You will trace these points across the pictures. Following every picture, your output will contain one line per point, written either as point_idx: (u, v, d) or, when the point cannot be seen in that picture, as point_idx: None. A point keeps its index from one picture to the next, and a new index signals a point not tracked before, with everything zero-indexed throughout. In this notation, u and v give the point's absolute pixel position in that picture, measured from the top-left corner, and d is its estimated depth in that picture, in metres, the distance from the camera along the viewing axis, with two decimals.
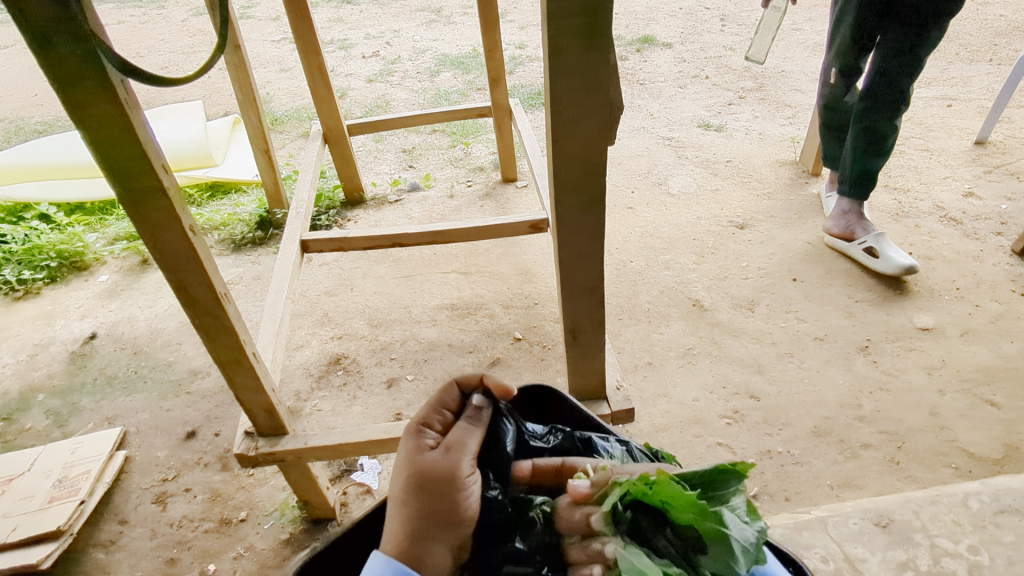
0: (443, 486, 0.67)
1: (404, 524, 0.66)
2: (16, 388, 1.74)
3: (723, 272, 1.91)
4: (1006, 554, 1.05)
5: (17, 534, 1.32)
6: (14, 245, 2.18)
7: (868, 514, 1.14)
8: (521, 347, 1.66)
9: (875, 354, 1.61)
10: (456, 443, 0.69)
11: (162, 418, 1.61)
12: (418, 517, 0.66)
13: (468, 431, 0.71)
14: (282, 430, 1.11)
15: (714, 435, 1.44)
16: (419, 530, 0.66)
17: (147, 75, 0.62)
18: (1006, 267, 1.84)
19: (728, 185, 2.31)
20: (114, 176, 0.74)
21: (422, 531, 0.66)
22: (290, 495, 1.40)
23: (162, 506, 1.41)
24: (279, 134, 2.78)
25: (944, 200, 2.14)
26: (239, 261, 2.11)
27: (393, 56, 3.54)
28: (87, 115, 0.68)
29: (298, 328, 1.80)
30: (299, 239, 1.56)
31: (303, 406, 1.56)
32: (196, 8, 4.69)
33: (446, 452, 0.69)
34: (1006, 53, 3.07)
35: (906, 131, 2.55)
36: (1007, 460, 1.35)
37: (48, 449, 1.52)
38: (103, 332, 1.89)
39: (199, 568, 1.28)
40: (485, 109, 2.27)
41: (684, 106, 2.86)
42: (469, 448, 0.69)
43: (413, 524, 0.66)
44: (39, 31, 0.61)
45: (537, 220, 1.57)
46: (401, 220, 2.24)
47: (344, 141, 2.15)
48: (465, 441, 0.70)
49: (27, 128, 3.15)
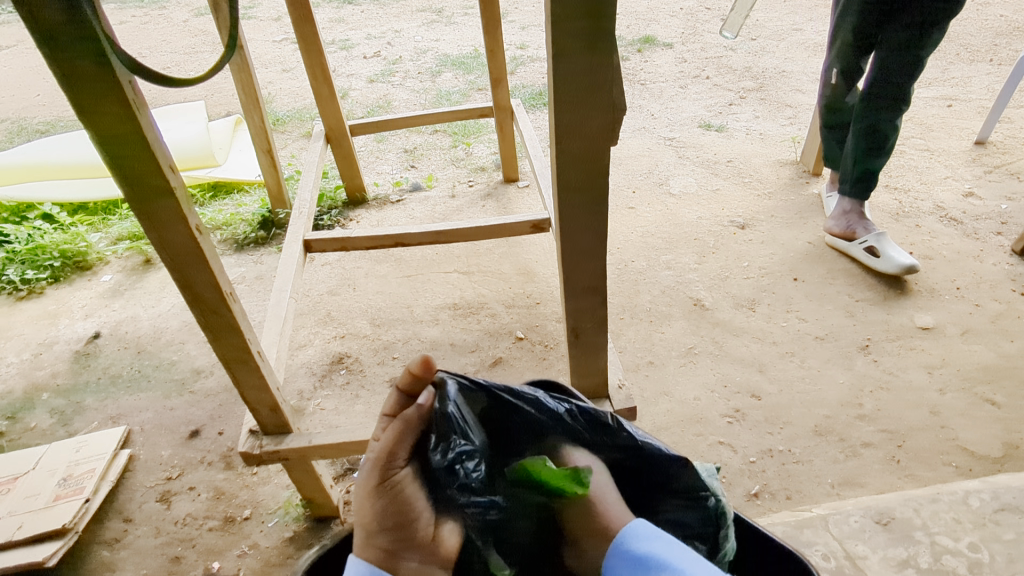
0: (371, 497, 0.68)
1: (365, 537, 0.70)
2: (20, 387, 1.75)
3: (724, 272, 1.91)
4: (1007, 552, 1.06)
5: (22, 532, 1.33)
6: (18, 245, 2.18)
7: (869, 512, 1.15)
8: (523, 347, 1.67)
9: (876, 353, 1.62)
10: (387, 453, 0.68)
11: (166, 417, 1.62)
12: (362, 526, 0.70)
13: (402, 440, 0.69)
14: (286, 429, 1.12)
15: (716, 433, 1.45)
16: (376, 541, 0.69)
17: (154, 74, 0.63)
18: (1006, 267, 1.85)
19: (729, 185, 2.31)
20: (121, 175, 0.74)
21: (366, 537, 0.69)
22: (294, 493, 1.41)
23: (167, 504, 1.41)
24: (280, 134, 2.79)
25: (945, 200, 2.14)
26: (242, 261, 2.11)
27: (394, 56, 3.55)
28: (95, 115, 0.69)
29: (301, 328, 1.81)
30: (302, 239, 1.56)
31: (307, 405, 1.57)
32: (197, 7, 4.69)
33: (380, 464, 0.68)
34: (1006, 53, 3.08)
35: (906, 131, 2.55)
36: (1007, 458, 1.36)
37: (52, 448, 1.52)
38: (106, 332, 1.89)
39: (203, 566, 1.28)
40: (487, 109, 2.28)
41: (685, 106, 2.87)
42: (390, 457, 0.68)
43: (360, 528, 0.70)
44: (48, 31, 0.62)
45: (539, 220, 1.58)
46: (402, 220, 2.25)
47: (346, 141, 2.16)
48: (400, 451, 0.69)
49: (29, 128, 3.16)
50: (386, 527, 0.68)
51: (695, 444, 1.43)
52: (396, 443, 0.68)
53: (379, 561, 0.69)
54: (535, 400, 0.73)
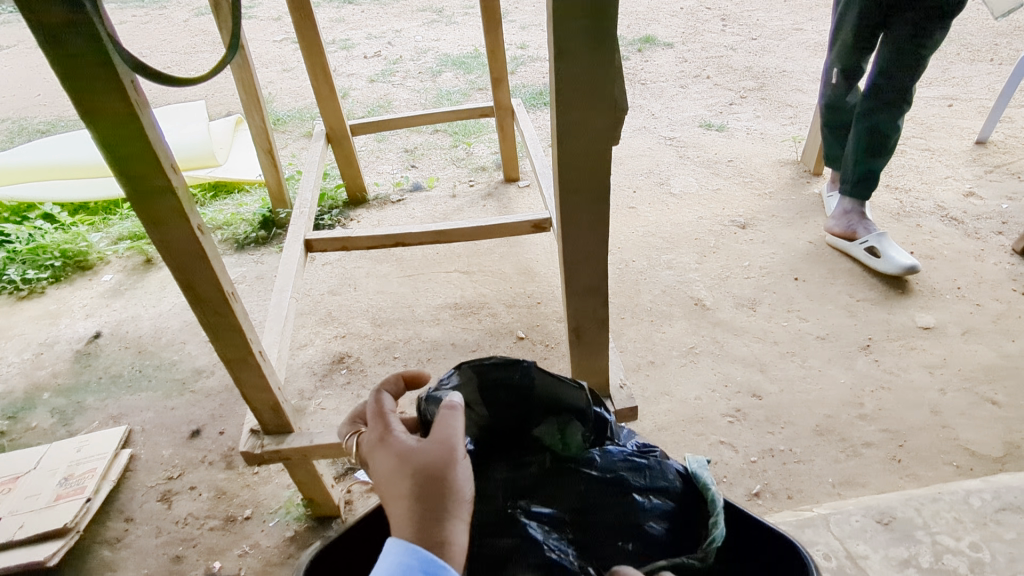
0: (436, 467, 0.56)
1: (408, 525, 0.54)
2: (21, 387, 1.75)
3: (724, 272, 1.91)
4: (1008, 551, 1.06)
5: (23, 531, 1.33)
6: (19, 245, 2.18)
7: (870, 511, 1.15)
8: (524, 347, 1.67)
9: (876, 353, 1.62)
10: (445, 429, 0.59)
11: (167, 416, 1.62)
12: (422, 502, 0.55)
13: (454, 414, 0.60)
14: (287, 428, 1.12)
15: (717, 433, 1.45)
16: (426, 520, 0.54)
17: (159, 75, 0.63)
18: (1006, 267, 1.84)
19: (730, 185, 2.31)
20: (123, 175, 0.74)
21: (432, 511, 0.54)
22: (295, 493, 1.41)
23: (168, 504, 1.41)
24: (281, 134, 2.79)
25: (945, 200, 2.14)
26: (242, 261, 2.11)
27: (394, 56, 3.55)
28: (97, 113, 0.69)
29: (301, 327, 1.81)
30: (304, 239, 1.56)
31: (308, 404, 1.57)
32: (197, 7, 4.69)
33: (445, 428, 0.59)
34: (1006, 53, 3.07)
35: (906, 131, 2.55)
36: (1008, 458, 1.36)
37: (54, 447, 1.52)
38: (107, 331, 1.89)
39: (204, 566, 1.28)
40: (487, 108, 2.28)
41: (685, 106, 2.87)
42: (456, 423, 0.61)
43: (423, 506, 0.55)
44: (52, 31, 0.62)
45: (540, 220, 1.57)
46: (403, 219, 2.25)
47: (346, 140, 2.15)
48: (455, 428, 0.59)
49: (30, 128, 3.16)
50: (441, 505, 0.55)
51: (696, 443, 1.43)
52: (452, 419, 0.59)
53: (431, 546, 0.53)
54: (524, 379, 0.74)
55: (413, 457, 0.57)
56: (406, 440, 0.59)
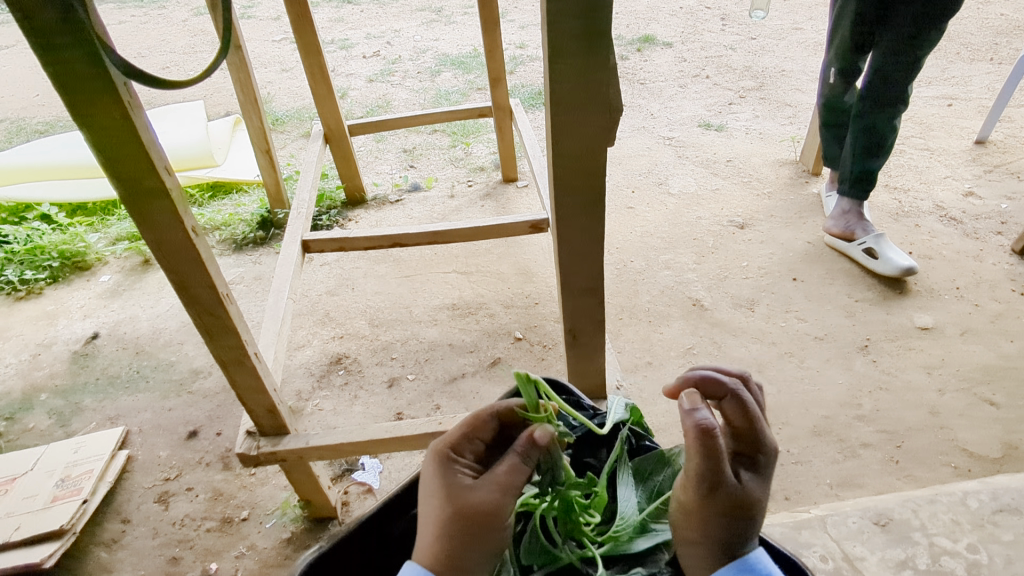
0: (476, 523, 0.63)
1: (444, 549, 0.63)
2: (18, 388, 1.75)
3: (723, 272, 1.91)
4: (1005, 553, 1.06)
5: (19, 533, 1.32)
6: (16, 245, 2.18)
7: (867, 513, 1.14)
8: (522, 347, 1.67)
9: (874, 353, 1.61)
10: (511, 479, 0.65)
11: (164, 417, 1.62)
12: (462, 542, 0.63)
13: (520, 465, 0.66)
14: (283, 430, 1.11)
15: None
16: (455, 555, 0.63)
17: (150, 78, 0.62)
18: (1005, 267, 1.84)
19: (728, 185, 2.31)
20: (117, 178, 0.74)
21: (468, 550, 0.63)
22: (291, 494, 1.40)
23: (164, 505, 1.41)
24: (279, 134, 2.80)
25: (944, 200, 2.14)
26: (240, 261, 2.12)
27: (393, 56, 3.54)
28: (88, 115, 0.68)
29: (299, 328, 1.81)
30: (300, 239, 1.55)
31: (305, 406, 1.57)
32: (196, 8, 4.67)
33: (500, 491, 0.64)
34: (1006, 53, 3.06)
35: (906, 130, 2.54)
36: (1007, 459, 1.36)
37: (50, 449, 1.52)
38: (105, 332, 1.89)
39: (201, 567, 1.29)
40: (487, 109, 2.27)
41: (684, 106, 2.86)
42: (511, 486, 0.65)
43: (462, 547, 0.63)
44: (41, 31, 0.61)
45: (538, 220, 1.56)
46: (401, 220, 2.25)
47: (344, 141, 2.14)
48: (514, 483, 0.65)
49: (28, 128, 3.16)
50: (483, 545, 0.64)
51: None
52: (519, 476, 0.65)
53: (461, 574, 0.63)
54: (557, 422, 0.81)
55: (467, 492, 0.64)
56: (459, 474, 0.66)
